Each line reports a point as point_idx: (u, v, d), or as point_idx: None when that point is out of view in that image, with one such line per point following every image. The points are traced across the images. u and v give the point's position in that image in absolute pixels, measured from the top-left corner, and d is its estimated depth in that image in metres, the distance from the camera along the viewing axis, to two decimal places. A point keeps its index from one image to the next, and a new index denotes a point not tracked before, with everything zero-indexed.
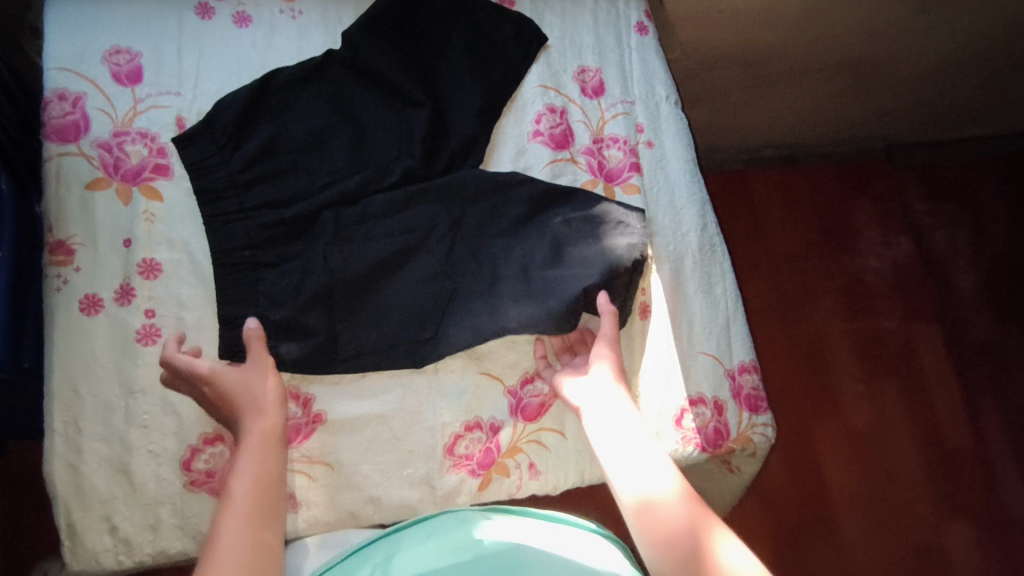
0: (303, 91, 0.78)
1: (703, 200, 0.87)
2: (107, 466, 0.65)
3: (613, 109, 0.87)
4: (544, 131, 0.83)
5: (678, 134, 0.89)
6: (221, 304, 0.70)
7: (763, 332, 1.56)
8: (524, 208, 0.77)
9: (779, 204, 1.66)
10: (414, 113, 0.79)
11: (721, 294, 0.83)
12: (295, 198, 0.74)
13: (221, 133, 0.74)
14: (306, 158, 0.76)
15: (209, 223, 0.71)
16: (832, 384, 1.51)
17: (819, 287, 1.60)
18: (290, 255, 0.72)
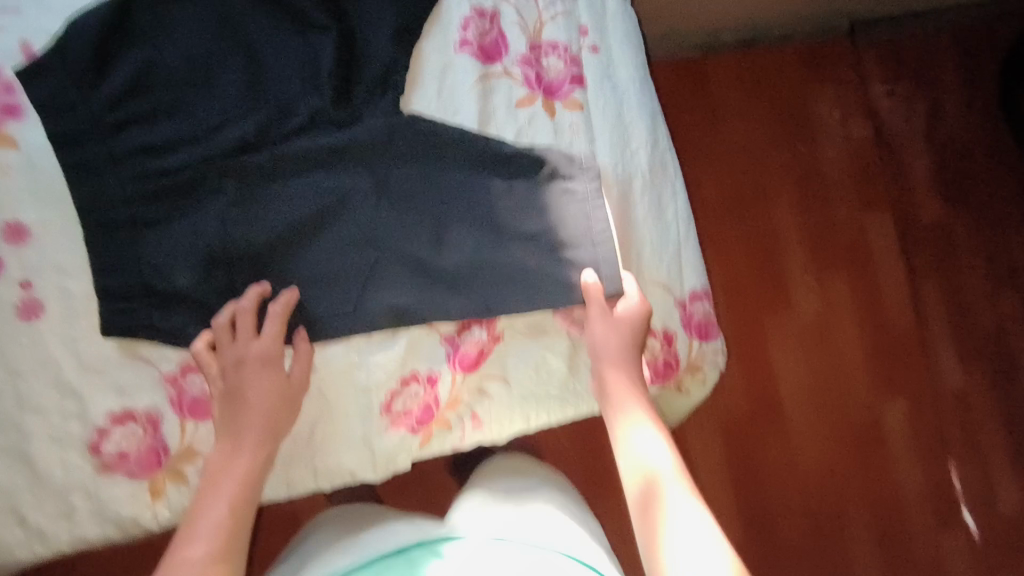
0: (180, 10, 0.66)
1: (656, 113, 0.78)
2: (7, 457, 0.60)
3: (552, 10, 0.76)
4: (472, 39, 0.73)
5: (627, 36, 0.78)
6: (98, 274, 0.61)
7: (718, 229, 1.53)
8: (461, 169, 0.70)
9: (738, 92, 1.57)
10: (320, 40, 0.68)
11: (672, 218, 0.77)
12: (178, 144, 0.65)
13: (76, 66, 0.63)
14: (188, 94, 0.65)
15: (73, 177, 0.62)
16: (785, 279, 1.51)
17: (775, 180, 1.56)
18: (175, 212, 0.64)
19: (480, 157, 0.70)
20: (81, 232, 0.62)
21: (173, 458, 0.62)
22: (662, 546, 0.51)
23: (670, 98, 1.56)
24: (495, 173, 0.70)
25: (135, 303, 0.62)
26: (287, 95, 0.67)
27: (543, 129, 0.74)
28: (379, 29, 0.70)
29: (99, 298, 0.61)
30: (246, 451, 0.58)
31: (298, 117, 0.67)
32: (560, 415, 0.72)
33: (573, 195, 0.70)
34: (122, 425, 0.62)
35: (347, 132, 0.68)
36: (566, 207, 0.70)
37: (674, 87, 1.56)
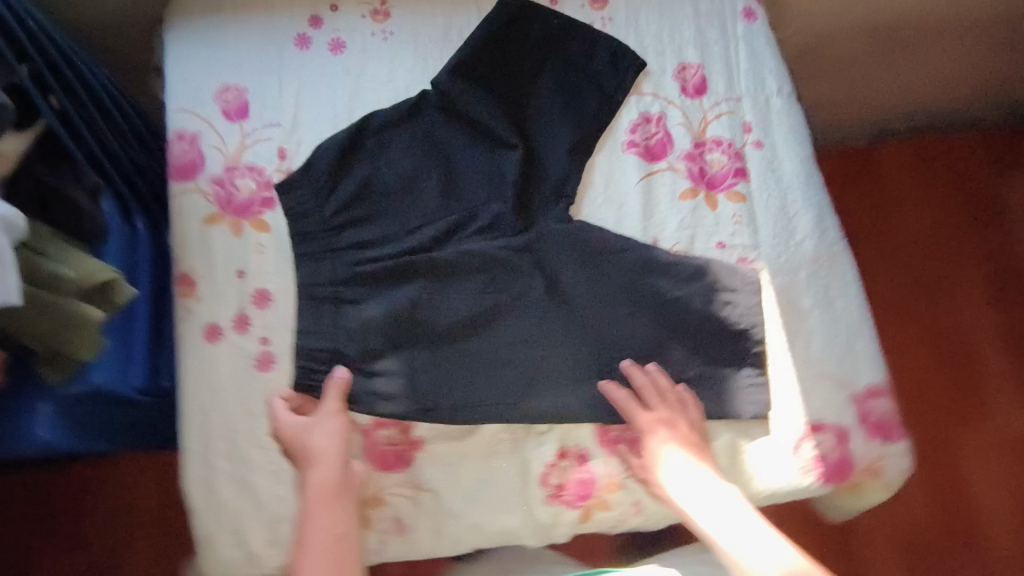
0: (397, 133, 0.78)
1: (821, 204, 0.79)
2: (234, 484, 0.71)
3: (716, 109, 0.82)
4: (639, 141, 0.80)
5: (792, 134, 0.82)
6: (307, 348, 0.72)
7: (898, 322, 1.43)
8: (628, 275, 0.75)
9: (915, 181, 1.51)
10: (506, 155, 0.78)
11: (843, 308, 0.76)
12: (385, 241, 0.76)
13: (319, 176, 0.76)
14: (394, 201, 0.76)
15: (299, 262, 0.75)
16: (979, 382, 1.39)
17: (963, 275, 1.46)
18: (377, 296, 0.74)
19: (646, 261, 0.75)
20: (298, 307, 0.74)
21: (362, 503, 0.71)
22: None
23: (837, 186, 1.51)
24: (663, 281, 0.75)
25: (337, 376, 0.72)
26: (478, 198, 0.77)
27: (705, 220, 0.78)
28: (563, 132, 0.79)
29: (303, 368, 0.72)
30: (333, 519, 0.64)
31: (484, 220, 0.77)
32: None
33: (735, 308, 0.74)
34: None
35: (524, 237, 0.76)
36: (729, 321, 0.74)
37: (843, 175, 1.52)
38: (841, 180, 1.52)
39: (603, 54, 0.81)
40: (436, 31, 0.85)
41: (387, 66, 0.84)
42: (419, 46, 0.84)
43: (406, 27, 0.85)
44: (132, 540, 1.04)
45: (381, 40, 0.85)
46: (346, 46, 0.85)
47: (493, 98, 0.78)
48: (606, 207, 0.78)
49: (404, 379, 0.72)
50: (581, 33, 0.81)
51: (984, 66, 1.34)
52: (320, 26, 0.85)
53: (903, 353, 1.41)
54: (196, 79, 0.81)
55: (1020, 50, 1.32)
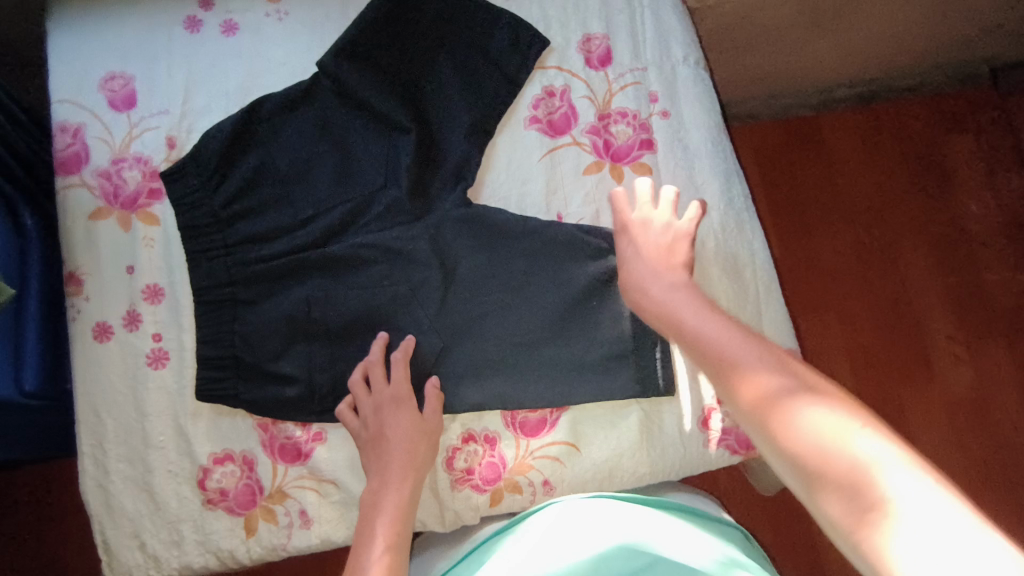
0: (291, 118, 0.76)
1: (729, 171, 0.78)
2: (133, 486, 0.69)
3: (622, 80, 0.80)
4: (542, 117, 0.79)
5: (699, 103, 0.80)
6: (200, 346, 0.70)
7: (842, 291, 1.44)
8: (525, 259, 0.74)
9: (858, 149, 1.51)
10: (401, 139, 0.75)
11: (750, 277, 0.75)
12: (279, 233, 0.74)
13: (205, 166, 0.74)
14: (291, 188, 0.75)
15: (192, 260, 0.72)
16: (925, 345, 1.41)
17: (909, 240, 1.46)
18: (272, 292, 0.72)
19: (549, 247, 0.74)
20: (192, 308, 0.72)
21: (266, 497, 0.69)
22: (795, 418, 0.46)
23: (781, 156, 1.51)
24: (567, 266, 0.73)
25: (228, 373, 0.70)
26: (373, 182, 0.75)
27: (611, 193, 0.77)
28: (466, 109, 0.77)
29: (197, 365, 0.70)
30: (390, 485, 0.64)
31: (382, 206, 0.75)
32: (627, 477, 0.71)
33: None
34: (222, 465, 0.69)
35: (421, 224, 0.74)
36: None
37: (786, 145, 1.52)
38: (784, 150, 1.52)
39: (504, 27, 0.79)
40: (332, 8, 0.82)
41: (281, 46, 0.80)
42: (315, 25, 0.81)
43: (301, 7, 0.82)
44: (52, 553, 0.99)
45: (276, 21, 0.81)
46: (238, 27, 0.81)
47: (385, 80, 0.76)
48: (508, 187, 0.77)
49: (303, 374, 0.71)
50: (483, 6, 0.79)
51: (915, 32, 1.34)
52: (210, 8, 0.81)
53: (847, 322, 1.42)
54: (79, 69, 0.78)
55: (956, 13, 1.30)
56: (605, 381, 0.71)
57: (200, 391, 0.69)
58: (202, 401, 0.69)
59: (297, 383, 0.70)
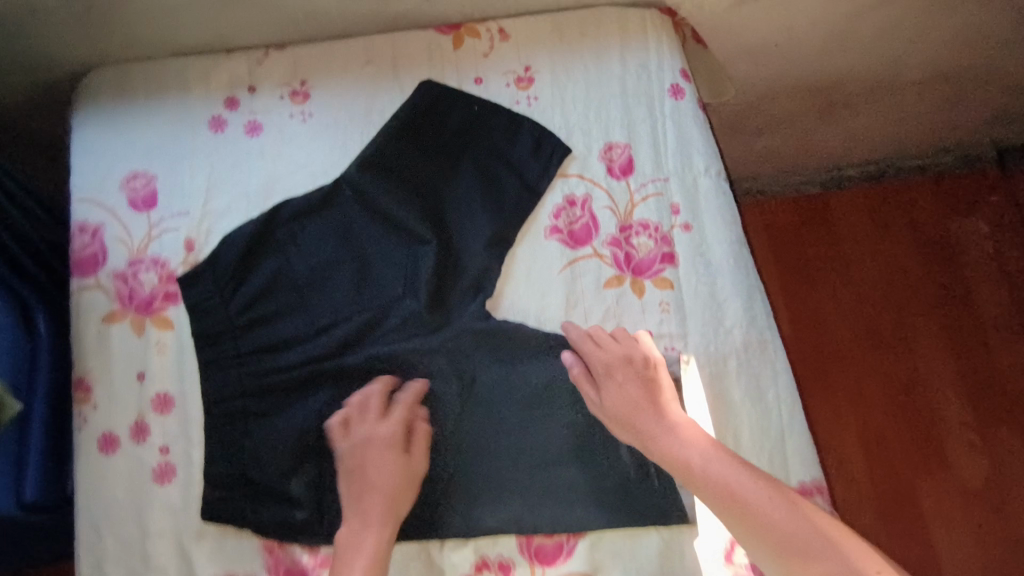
0: (312, 223, 0.76)
1: (751, 287, 0.78)
2: None
3: (643, 191, 0.80)
4: (562, 227, 0.78)
5: (721, 216, 0.80)
6: (209, 461, 0.68)
7: (853, 375, 1.42)
8: (544, 375, 0.73)
9: (868, 231, 1.52)
10: (421, 250, 0.75)
11: (774, 400, 0.73)
12: (296, 343, 0.73)
13: (222, 275, 0.74)
14: (310, 296, 0.74)
15: (204, 370, 0.71)
16: (938, 431, 1.38)
17: (920, 323, 1.45)
18: (284, 404, 0.71)
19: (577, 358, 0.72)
20: (201, 419, 0.70)
21: None
22: None
23: (790, 235, 1.52)
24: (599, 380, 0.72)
25: (236, 490, 0.68)
26: (393, 291, 0.74)
27: (631, 308, 0.76)
28: (485, 218, 0.77)
29: (204, 482, 0.68)
30: (372, 528, 0.64)
31: (398, 314, 0.74)
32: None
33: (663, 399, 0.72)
34: None
35: (439, 336, 0.73)
36: None
37: (796, 224, 1.53)
38: (794, 230, 1.53)
39: (526, 136, 0.80)
40: (356, 110, 0.82)
41: (304, 148, 0.80)
42: (339, 127, 0.81)
43: (326, 107, 0.82)
44: None
45: (300, 122, 0.81)
46: (263, 127, 0.81)
47: (408, 190, 0.76)
48: (529, 300, 0.75)
49: (309, 496, 0.68)
50: (505, 115, 0.81)
51: (923, 119, 1.37)
52: (236, 107, 0.81)
53: (860, 404, 1.41)
54: (101, 167, 0.78)
55: (963, 105, 1.33)
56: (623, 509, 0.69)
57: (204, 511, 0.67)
58: (207, 521, 0.67)
59: (304, 507, 0.67)
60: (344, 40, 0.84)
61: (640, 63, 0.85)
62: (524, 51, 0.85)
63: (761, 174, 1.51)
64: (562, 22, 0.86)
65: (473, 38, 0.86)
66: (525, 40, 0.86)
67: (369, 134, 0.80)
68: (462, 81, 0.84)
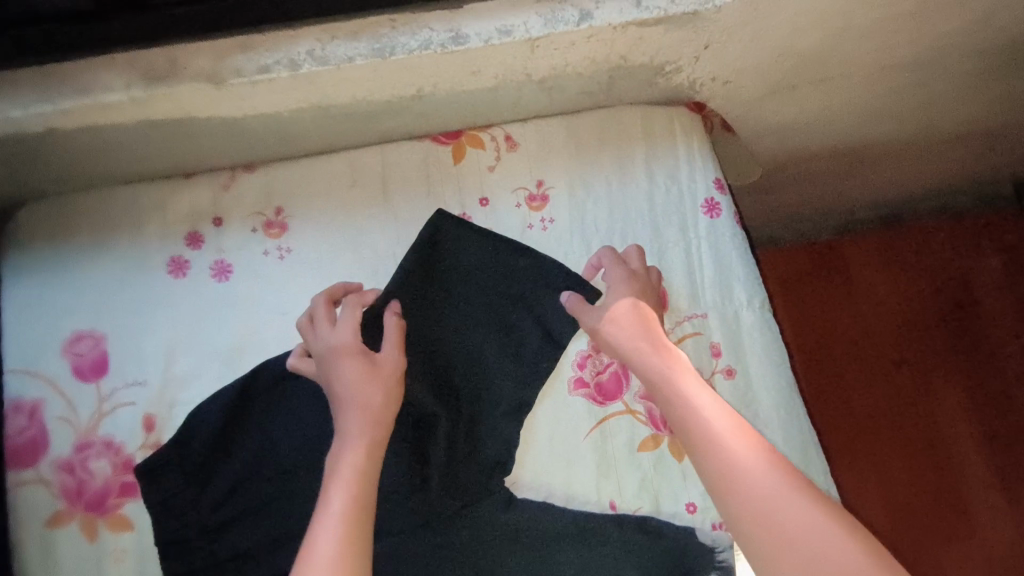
0: (296, 389, 0.66)
1: (807, 441, 0.68)
2: None
3: (679, 329, 0.70)
4: (588, 379, 0.68)
5: (767, 359, 0.70)
6: None
7: (869, 439, 1.21)
8: (577, 562, 0.64)
9: (882, 270, 1.28)
10: (430, 418, 0.65)
11: None
12: (283, 541, 0.62)
13: (190, 463, 0.64)
14: (298, 481, 0.63)
15: None
16: (968, 505, 1.16)
17: (944, 376, 1.23)
18: None
19: (617, 539, 0.64)
20: None
21: None
22: None
23: (795, 280, 1.29)
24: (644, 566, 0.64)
25: None
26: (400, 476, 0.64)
27: (671, 478, 0.65)
28: (503, 377, 0.67)
29: None
30: (354, 436, 0.54)
31: (405, 502, 0.63)
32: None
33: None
34: None
35: (453, 524, 0.63)
36: None
37: (800, 268, 1.30)
38: (798, 273, 1.30)
39: (546, 274, 0.69)
40: (342, 244, 0.70)
41: (281, 294, 0.68)
42: (323, 266, 0.69)
43: (307, 242, 0.70)
44: None
45: (277, 260, 0.69)
46: (232, 269, 0.69)
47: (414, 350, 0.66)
48: (554, 474, 0.65)
49: None
50: (518, 246, 0.70)
51: (959, 165, 1.14)
52: (200, 245, 0.69)
53: (879, 483, 1.18)
54: (41, 328, 0.66)
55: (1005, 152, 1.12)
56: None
57: None
58: None
59: None
60: (324, 156, 0.72)
61: (668, 173, 0.74)
62: (536, 163, 0.73)
63: (768, 224, 1.27)
64: (578, 126, 0.75)
65: (476, 148, 0.73)
66: (535, 149, 0.74)
67: (360, 274, 0.69)
68: (466, 202, 0.72)
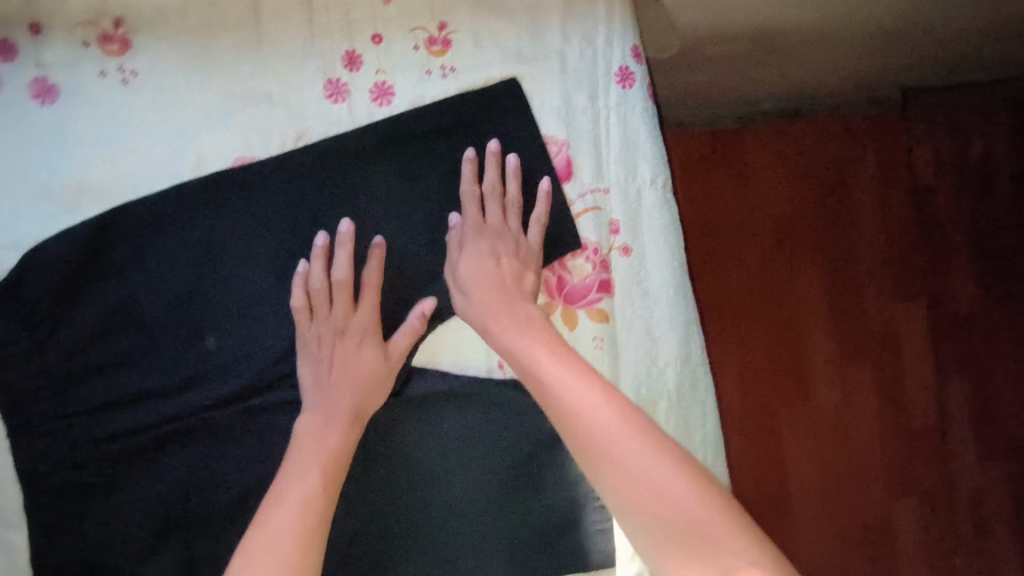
0: (163, 237, 0.59)
1: (688, 319, 0.70)
2: None
3: (582, 202, 0.68)
4: (568, 282, 0.68)
5: (662, 237, 0.70)
6: (36, 549, 0.56)
7: (730, 309, 1.27)
8: (459, 426, 0.65)
9: (764, 152, 1.28)
10: None
11: (699, 440, 0.70)
12: (145, 395, 0.58)
13: (31, 307, 0.56)
14: (166, 332, 0.59)
15: (16, 435, 0.56)
16: (802, 364, 1.27)
17: (802, 251, 1.28)
18: (135, 470, 0.58)
19: (501, 402, 0.65)
20: (18, 498, 0.57)
21: None
22: None
23: (689, 165, 1.28)
24: (519, 431, 0.65)
25: None
26: (276, 344, 0.60)
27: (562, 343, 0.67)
28: (396, 243, 0.63)
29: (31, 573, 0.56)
30: (334, 427, 0.56)
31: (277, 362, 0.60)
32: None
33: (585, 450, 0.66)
34: None
35: None
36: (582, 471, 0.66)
37: (693, 155, 1.28)
38: (694, 158, 1.28)
39: (446, 137, 0.65)
40: (202, 74, 0.61)
41: (125, 126, 0.60)
42: (171, 95, 0.60)
43: (155, 71, 0.60)
44: None
45: (119, 85, 0.59)
46: (59, 91, 0.59)
47: (292, 216, 0.62)
48: (445, 346, 0.66)
49: None
50: (421, 112, 0.64)
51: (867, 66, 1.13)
52: (14, 58, 0.58)
53: (736, 364, 1.27)
54: None
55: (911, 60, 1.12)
56: (525, 568, 0.65)
57: None
58: None
59: None
60: None
61: (584, 35, 0.69)
62: (437, 4, 0.66)
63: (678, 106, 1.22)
64: None
65: None
66: None
67: (226, 113, 0.61)
68: (356, 39, 0.64)
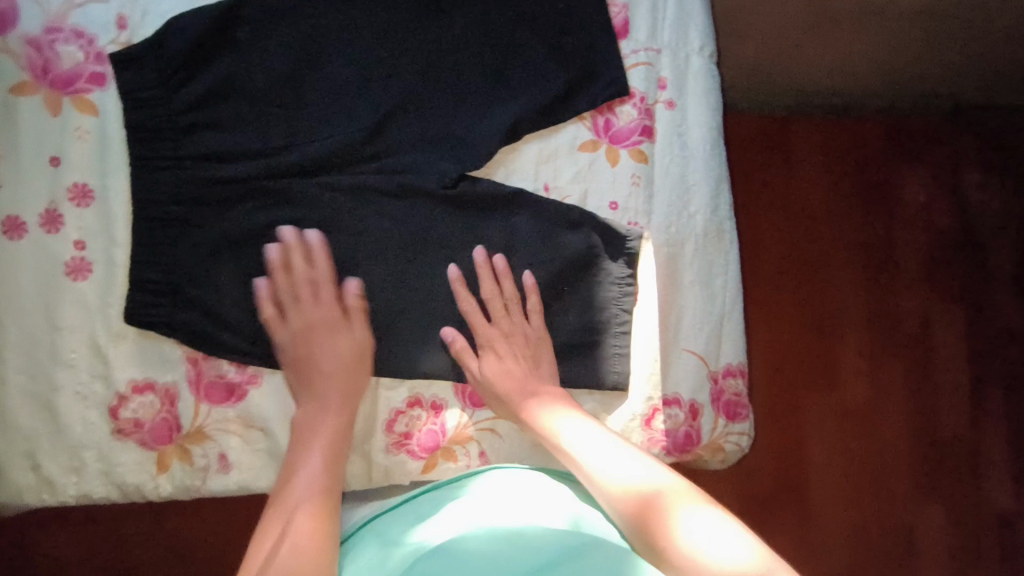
0: (277, 27, 0.69)
1: (720, 176, 0.77)
2: (32, 401, 0.64)
3: (635, 57, 0.76)
4: (615, 125, 0.75)
5: (704, 99, 0.77)
6: (136, 265, 0.65)
7: (769, 289, 1.24)
8: (503, 235, 0.72)
9: (817, 143, 1.27)
10: (395, 83, 0.71)
11: (720, 286, 0.75)
12: (240, 154, 0.68)
13: (167, 61, 0.66)
14: (268, 108, 0.69)
15: (138, 165, 0.66)
16: (834, 354, 1.23)
17: (844, 242, 1.26)
18: (225, 213, 0.68)
19: (540, 221, 0.72)
20: (129, 224, 0.66)
21: (184, 436, 0.66)
22: None
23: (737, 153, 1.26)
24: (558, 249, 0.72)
25: (164, 297, 0.66)
26: (356, 129, 0.69)
27: (603, 176, 0.74)
28: (469, 65, 0.72)
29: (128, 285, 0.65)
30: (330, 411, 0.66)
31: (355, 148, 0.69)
32: (542, 462, 0.72)
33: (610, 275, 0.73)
34: (140, 395, 0.65)
35: (399, 178, 0.70)
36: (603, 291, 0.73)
37: (740, 141, 1.26)
38: (741, 147, 1.27)
39: None
40: None
41: None
42: None
43: None
44: None
45: None
46: None
47: (386, 32, 0.71)
48: (500, 163, 0.74)
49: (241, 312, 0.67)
50: None
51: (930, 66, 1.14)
52: None
53: (765, 343, 1.23)
54: None
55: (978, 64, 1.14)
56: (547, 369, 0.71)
57: (127, 310, 0.65)
58: (128, 324, 0.65)
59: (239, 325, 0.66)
60: None
61: None
62: None
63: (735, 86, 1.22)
64: None
65: None
66: None
67: None
68: None
